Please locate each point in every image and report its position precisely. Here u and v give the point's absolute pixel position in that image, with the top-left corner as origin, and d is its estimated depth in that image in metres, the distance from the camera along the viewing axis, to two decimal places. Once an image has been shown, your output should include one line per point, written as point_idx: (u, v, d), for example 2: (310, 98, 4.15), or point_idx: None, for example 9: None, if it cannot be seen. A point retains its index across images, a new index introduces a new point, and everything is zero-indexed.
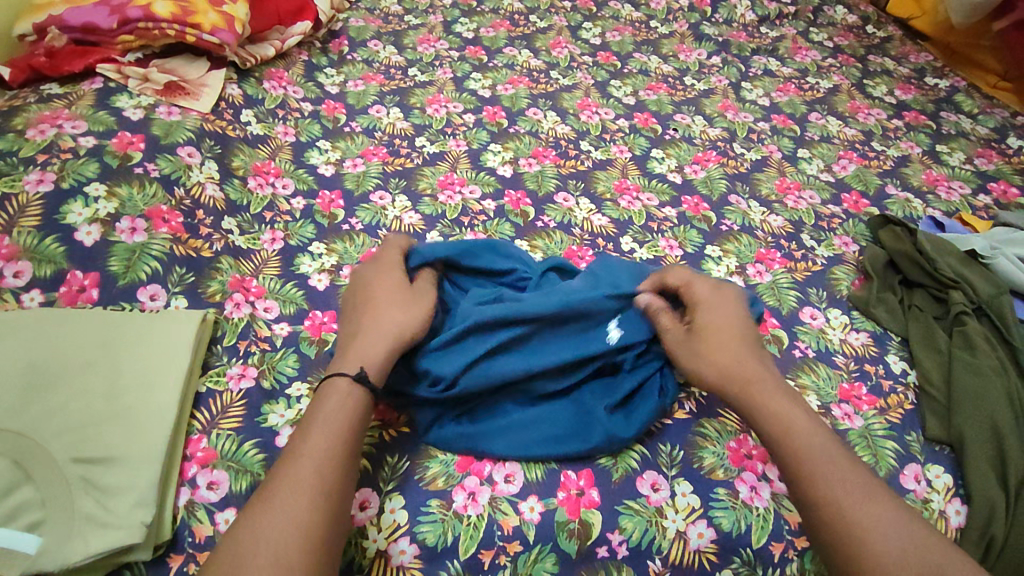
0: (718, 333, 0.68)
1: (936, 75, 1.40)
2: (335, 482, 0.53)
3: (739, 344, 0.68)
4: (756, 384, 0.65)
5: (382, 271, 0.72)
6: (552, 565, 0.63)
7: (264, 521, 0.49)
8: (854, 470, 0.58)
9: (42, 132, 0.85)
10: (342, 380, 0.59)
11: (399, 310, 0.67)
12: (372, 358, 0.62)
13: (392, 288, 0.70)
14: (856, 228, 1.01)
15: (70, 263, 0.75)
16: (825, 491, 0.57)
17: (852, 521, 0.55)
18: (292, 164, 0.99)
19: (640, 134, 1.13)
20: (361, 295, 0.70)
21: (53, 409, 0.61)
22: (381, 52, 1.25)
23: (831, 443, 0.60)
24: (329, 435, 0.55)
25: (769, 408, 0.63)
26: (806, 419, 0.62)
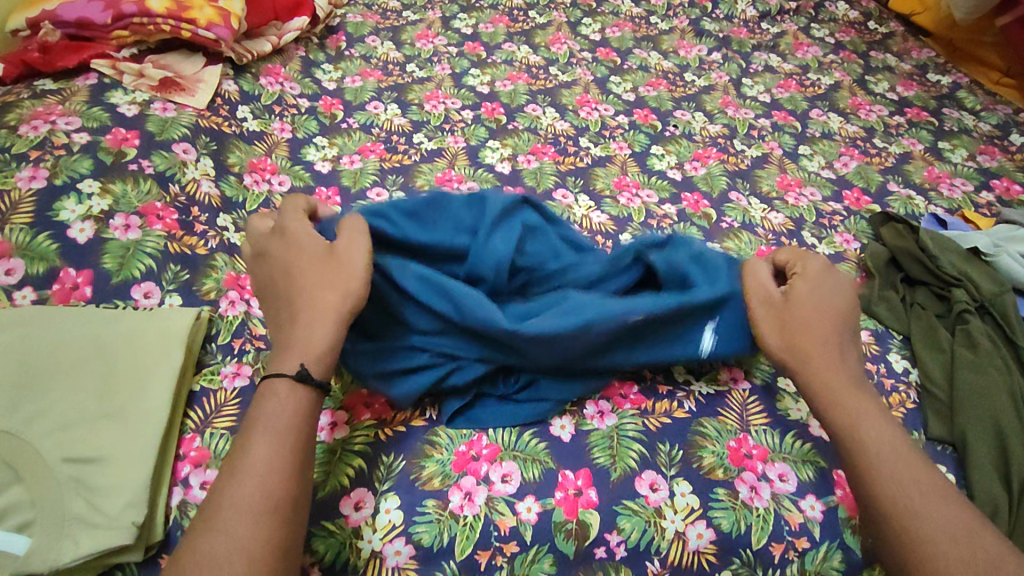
0: (813, 311, 0.67)
1: (939, 72, 1.39)
2: (281, 489, 0.52)
3: (831, 328, 0.67)
4: (828, 373, 0.64)
5: (293, 245, 0.66)
6: (550, 566, 0.62)
7: (208, 543, 0.48)
8: (922, 468, 0.58)
9: (35, 128, 0.84)
10: (281, 383, 0.57)
11: (325, 288, 0.62)
12: (311, 351, 0.59)
13: (310, 267, 0.64)
14: (857, 226, 1.00)
15: (63, 261, 0.74)
16: (888, 491, 0.57)
17: (914, 524, 0.55)
18: (289, 160, 0.98)
19: (640, 130, 1.12)
20: (279, 280, 0.64)
21: (43, 408, 0.61)
22: (379, 47, 1.24)
23: (898, 440, 0.60)
24: (269, 444, 0.53)
25: (841, 401, 0.62)
26: (876, 416, 0.62)
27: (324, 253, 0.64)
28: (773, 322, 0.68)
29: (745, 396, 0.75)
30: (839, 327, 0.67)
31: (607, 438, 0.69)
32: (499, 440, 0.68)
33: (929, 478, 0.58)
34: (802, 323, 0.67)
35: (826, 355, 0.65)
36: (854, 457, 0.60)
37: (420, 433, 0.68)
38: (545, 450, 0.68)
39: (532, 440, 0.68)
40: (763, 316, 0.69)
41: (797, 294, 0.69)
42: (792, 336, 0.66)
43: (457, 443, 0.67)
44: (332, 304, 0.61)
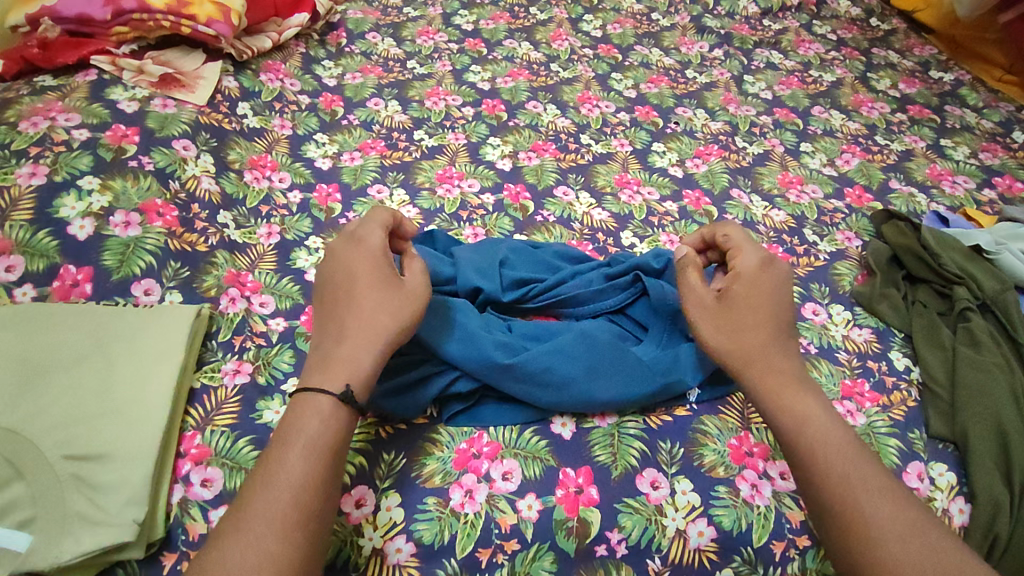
0: (748, 307, 0.67)
1: (941, 69, 1.38)
2: (312, 501, 0.52)
3: (771, 324, 0.66)
4: (773, 376, 0.64)
5: (363, 254, 0.66)
6: (550, 564, 0.62)
7: (234, 555, 0.48)
8: (870, 469, 0.59)
9: (34, 124, 0.84)
10: (324, 400, 0.56)
11: (383, 313, 0.62)
12: (357, 375, 0.58)
13: (376, 284, 0.64)
14: (859, 223, 1.00)
15: (63, 258, 0.74)
16: (839, 494, 0.57)
17: (867, 525, 0.55)
18: (289, 157, 0.98)
19: (641, 127, 1.12)
20: (341, 285, 0.64)
21: (44, 405, 0.61)
22: (379, 44, 1.23)
23: (848, 442, 0.60)
24: (306, 459, 0.53)
25: (787, 401, 0.63)
26: (822, 416, 0.62)
27: (394, 282, 0.64)
28: (710, 319, 0.67)
29: None
30: (779, 323, 0.67)
31: (607, 436, 0.69)
32: (500, 437, 0.68)
33: (877, 476, 0.58)
34: (738, 320, 0.66)
35: (766, 351, 0.65)
36: (804, 460, 0.60)
37: (421, 432, 0.68)
38: (546, 448, 0.68)
39: (533, 437, 0.68)
40: (699, 315, 0.67)
41: (735, 290, 0.68)
42: (731, 335, 0.65)
43: (458, 440, 0.67)
44: (385, 331, 0.61)
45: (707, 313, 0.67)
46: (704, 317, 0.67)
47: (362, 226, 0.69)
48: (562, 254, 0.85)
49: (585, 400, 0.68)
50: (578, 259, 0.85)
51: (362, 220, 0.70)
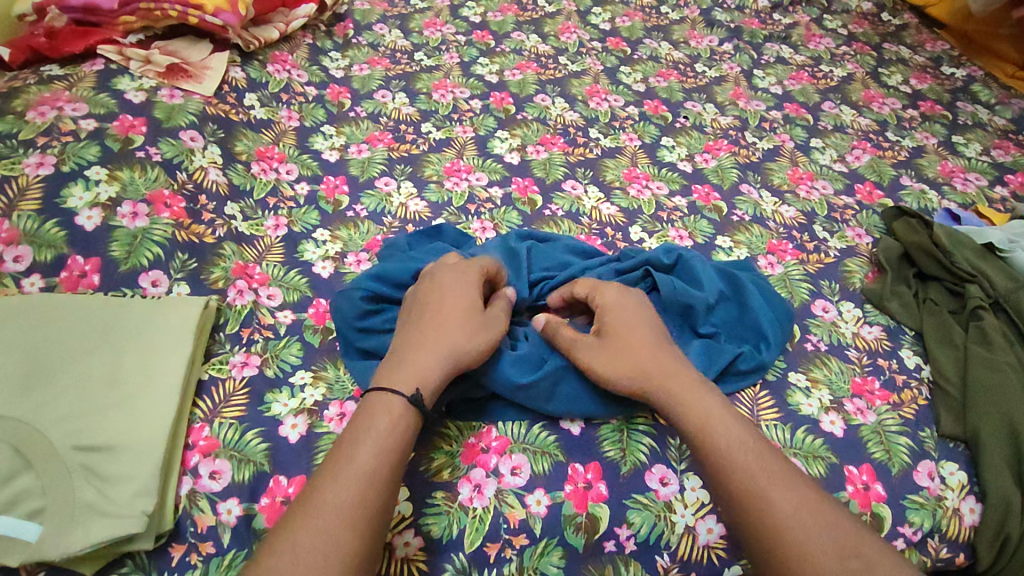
0: (630, 334, 0.66)
1: (953, 65, 1.37)
2: (379, 497, 0.52)
3: (653, 346, 0.66)
4: (673, 380, 0.63)
5: (460, 275, 0.68)
6: (559, 559, 0.62)
7: (303, 537, 0.48)
8: (769, 458, 0.57)
9: (41, 114, 0.83)
10: (397, 398, 0.57)
11: (461, 334, 0.63)
12: (426, 380, 0.59)
13: (467, 305, 0.65)
14: (869, 220, 0.99)
15: (70, 248, 0.74)
16: (742, 485, 0.55)
17: (773, 517, 0.53)
18: (296, 149, 0.98)
19: (650, 121, 1.11)
20: (434, 296, 0.66)
21: (53, 396, 0.60)
22: (387, 36, 1.22)
23: (748, 434, 0.59)
24: (376, 454, 0.53)
25: (686, 400, 0.61)
26: (721, 411, 0.60)
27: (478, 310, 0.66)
28: (600, 350, 0.66)
29: (756, 391, 0.75)
30: (660, 342, 0.66)
31: (616, 432, 0.69)
32: (508, 432, 0.68)
33: (779, 465, 0.57)
34: (626, 351, 0.65)
35: (662, 365, 0.64)
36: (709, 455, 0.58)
37: (431, 425, 0.67)
38: (554, 443, 0.67)
39: (542, 432, 0.68)
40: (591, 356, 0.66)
41: (610, 324, 0.67)
42: (620, 366, 0.64)
43: (466, 434, 0.67)
44: (461, 351, 0.62)
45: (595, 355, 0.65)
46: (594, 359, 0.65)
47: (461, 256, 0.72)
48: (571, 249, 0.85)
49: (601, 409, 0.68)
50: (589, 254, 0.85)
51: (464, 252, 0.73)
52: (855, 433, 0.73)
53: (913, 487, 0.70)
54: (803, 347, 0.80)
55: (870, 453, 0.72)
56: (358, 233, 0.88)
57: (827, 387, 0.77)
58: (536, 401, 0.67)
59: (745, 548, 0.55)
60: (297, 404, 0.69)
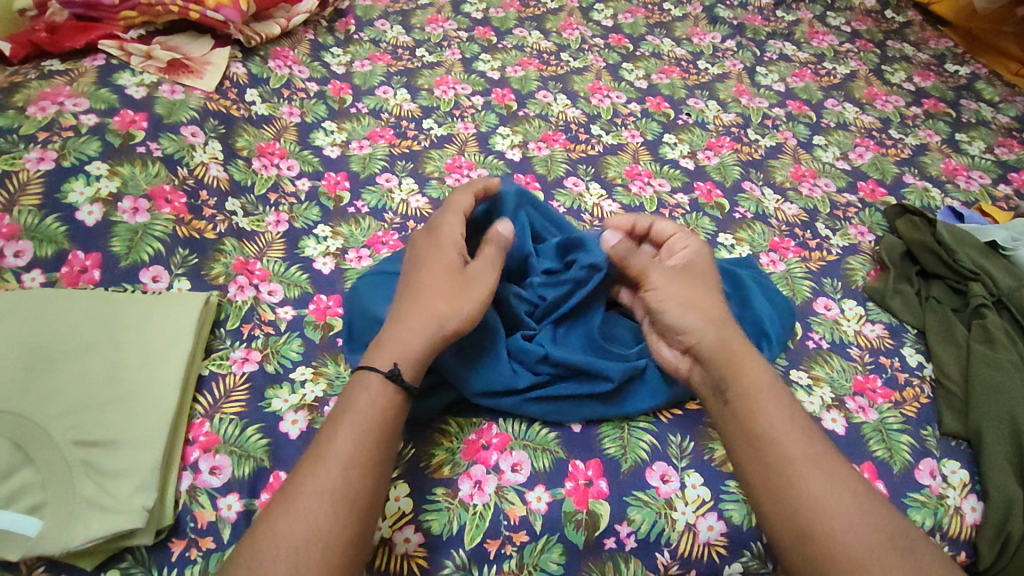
0: (703, 288, 0.68)
1: (957, 62, 1.37)
2: (360, 480, 0.51)
3: (720, 306, 0.67)
4: (736, 342, 0.64)
5: (437, 242, 0.67)
6: (559, 555, 0.62)
7: (284, 525, 0.48)
8: (813, 436, 0.58)
9: (42, 109, 0.83)
10: (374, 376, 0.56)
11: (440, 299, 0.61)
12: (407, 353, 0.58)
13: (449, 270, 0.64)
14: (872, 218, 0.99)
15: (71, 243, 0.73)
16: (790, 455, 0.56)
17: (812, 488, 0.54)
18: (298, 145, 0.97)
19: (652, 118, 1.11)
20: (415, 269, 0.65)
21: (53, 391, 0.60)
22: (389, 32, 1.22)
23: (797, 412, 0.60)
24: (355, 437, 0.53)
25: (744, 364, 0.62)
26: (772, 384, 0.61)
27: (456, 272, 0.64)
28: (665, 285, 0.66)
29: None
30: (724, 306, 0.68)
31: (617, 429, 0.69)
32: (509, 429, 0.68)
33: (824, 447, 0.58)
34: (699, 301, 0.66)
35: (723, 325, 0.65)
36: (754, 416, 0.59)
37: (431, 421, 0.67)
38: (555, 440, 0.67)
39: (542, 430, 0.68)
40: (665, 292, 0.66)
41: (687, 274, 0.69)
42: (692, 309, 0.65)
43: (467, 431, 0.67)
44: (440, 317, 0.60)
45: (670, 294, 0.66)
46: (668, 297, 0.66)
47: (439, 216, 0.70)
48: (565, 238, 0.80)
49: (600, 412, 0.68)
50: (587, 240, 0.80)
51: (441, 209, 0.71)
52: (857, 431, 0.73)
53: (915, 485, 0.70)
54: (804, 345, 0.80)
55: (871, 451, 0.71)
56: (358, 229, 0.88)
57: (828, 384, 0.77)
58: (536, 406, 0.67)
59: (781, 521, 0.55)
60: (297, 400, 0.69)
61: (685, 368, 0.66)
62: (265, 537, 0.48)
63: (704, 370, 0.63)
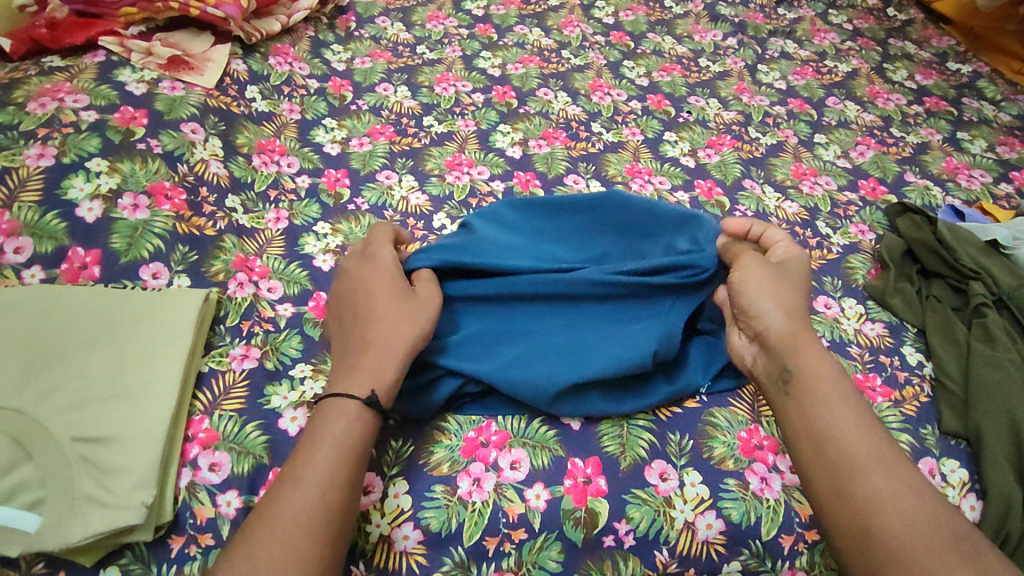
0: (790, 283, 0.69)
1: (959, 61, 1.36)
2: (338, 502, 0.52)
3: (802, 304, 0.68)
4: (808, 337, 0.65)
5: (377, 271, 0.68)
6: (557, 553, 0.62)
7: (263, 549, 0.48)
8: (881, 436, 0.58)
9: (42, 105, 0.83)
10: (353, 404, 0.56)
11: (403, 321, 0.62)
12: (382, 379, 0.58)
13: (395, 293, 0.65)
14: (873, 216, 0.99)
15: (71, 240, 0.74)
16: (850, 449, 0.57)
17: (874, 487, 0.54)
18: (298, 142, 0.97)
19: (653, 116, 1.11)
20: (358, 300, 0.65)
21: (52, 387, 0.61)
22: (389, 29, 1.22)
23: (864, 411, 0.60)
24: (333, 459, 0.53)
25: (811, 358, 0.63)
26: (838, 381, 0.62)
27: (408, 294, 0.65)
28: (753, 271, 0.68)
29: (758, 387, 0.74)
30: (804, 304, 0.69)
31: (616, 427, 0.69)
32: (508, 427, 0.68)
33: (891, 448, 0.57)
34: (781, 291, 0.67)
35: (799, 318, 0.66)
36: (816, 412, 0.59)
37: (430, 419, 0.67)
38: (554, 438, 0.67)
39: (542, 427, 0.68)
40: (749, 271, 0.68)
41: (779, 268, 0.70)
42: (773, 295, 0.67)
43: (466, 429, 0.67)
44: (409, 339, 0.62)
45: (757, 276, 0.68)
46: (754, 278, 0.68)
47: (370, 245, 0.72)
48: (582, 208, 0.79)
49: (601, 410, 0.68)
50: (614, 215, 0.78)
51: (364, 245, 0.72)
52: None
53: None
54: None
55: None
56: (358, 226, 0.88)
57: None
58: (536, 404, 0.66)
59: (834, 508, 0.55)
60: (297, 397, 0.69)
61: (750, 355, 0.67)
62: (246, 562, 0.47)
63: (770, 359, 0.65)
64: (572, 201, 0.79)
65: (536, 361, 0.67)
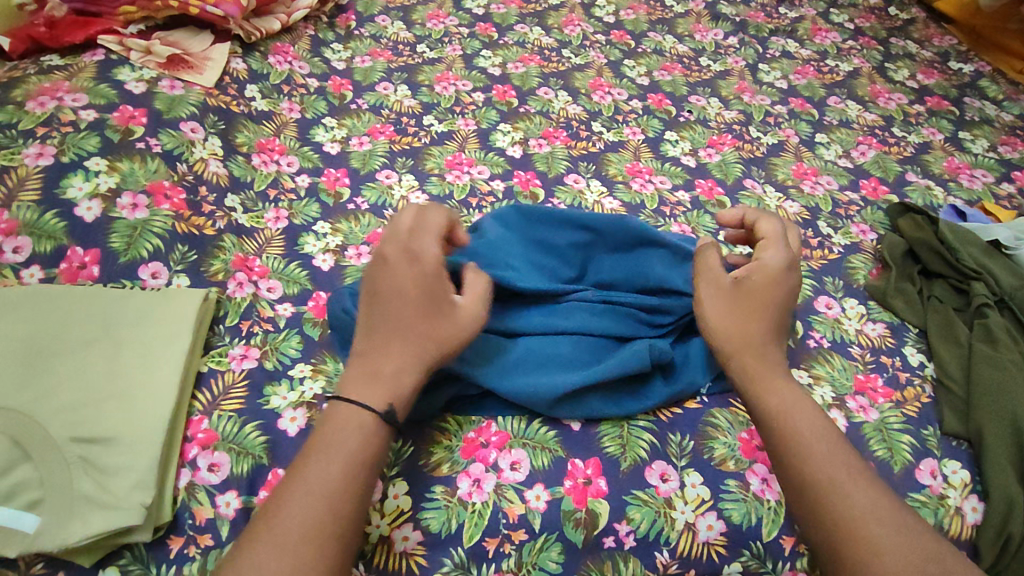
0: (761, 295, 0.65)
1: (961, 60, 1.36)
2: (348, 515, 0.51)
3: (774, 316, 0.65)
4: (772, 358, 0.64)
5: (416, 272, 0.61)
6: (558, 554, 0.61)
7: (271, 562, 0.48)
8: (848, 454, 0.58)
9: (41, 104, 0.83)
10: (368, 417, 0.55)
11: (434, 343, 0.60)
12: (400, 396, 0.57)
13: (433, 306, 0.60)
14: (874, 216, 0.99)
15: (70, 240, 0.73)
16: (822, 473, 0.56)
17: (850, 507, 0.54)
18: (297, 141, 0.97)
19: (654, 115, 1.10)
20: (392, 300, 0.60)
21: (50, 388, 0.60)
22: (389, 27, 1.21)
23: (830, 429, 0.60)
24: (345, 471, 0.53)
25: (774, 381, 0.62)
26: (805, 400, 0.62)
27: (446, 307, 0.61)
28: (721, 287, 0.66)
29: None
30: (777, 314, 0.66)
31: (616, 427, 0.68)
32: (508, 427, 0.67)
33: (858, 464, 0.57)
34: (746, 310, 0.65)
35: (764, 339, 0.64)
36: (788, 428, 0.59)
37: (430, 419, 0.67)
38: (555, 439, 0.67)
39: (542, 428, 0.68)
40: (707, 297, 0.66)
41: (746, 281, 0.66)
42: (734, 319, 0.64)
43: (466, 430, 0.67)
44: (434, 360, 0.60)
45: (714, 301, 0.65)
46: (712, 304, 0.65)
47: (416, 225, 0.64)
48: (590, 227, 0.77)
49: (600, 412, 0.68)
50: (621, 240, 0.77)
51: (411, 228, 0.64)
52: (858, 431, 0.72)
53: (916, 485, 0.70)
54: (806, 344, 0.80)
55: (872, 451, 0.71)
56: (358, 226, 0.87)
57: (829, 383, 0.76)
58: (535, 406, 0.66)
59: (816, 537, 0.55)
60: (296, 397, 0.69)
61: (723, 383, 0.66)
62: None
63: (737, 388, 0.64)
64: (578, 217, 0.77)
65: (538, 369, 0.68)
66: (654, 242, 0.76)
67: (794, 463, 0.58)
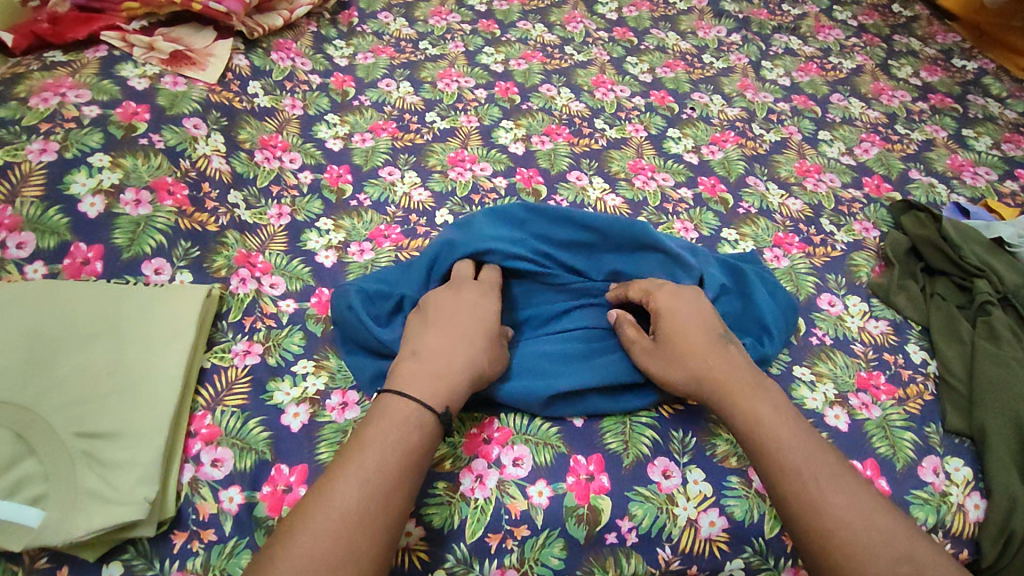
0: (684, 338, 0.65)
1: (964, 57, 1.35)
2: (396, 508, 0.52)
3: (713, 345, 0.65)
4: (728, 381, 0.62)
5: (480, 298, 0.68)
6: (560, 550, 0.61)
7: (325, 542, 0.48)
8: (823, 460, 0.57)
9: (45, 100, 0.83)
10: (428, 415, 0.57)
11: (487, 358, 0.64)
12: (455, 400, 0.60)
13: (491, 330, 0.65)
14: (877, 214, 0.99)
15: (74, 236, 0.73)
16: (796, 488, 0.55)
17: (827, 519, 0.53)
18: (300, 138, 0.97)
19: (656, 112, 1.10)
20: (456, 319, 0.65)
21: (55, 383, 0.60)
22: (392, 24, 1.21)
23: (800, 436, 0.59)
24: (400, 463, 0.53)
25: (739, 402, 0.61)
26: (775, 411, 0.60)
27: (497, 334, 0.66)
28: (647, 340, 0.66)
29: None
30: (714, 340, 0.65)
31: (619, 424, 0.69)
32: (511, 424, 0.68)
33: (833, 471, 0.56)
34: (681, 354, 0.64)
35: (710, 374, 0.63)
36: (759, 438, 0.59)
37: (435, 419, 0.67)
38: (557, 435, 0.67)
39: (545, 425, 0.68)
40: (645, 359, 0.66)
41: (664, 331, 0.66)
42: (676, 366, 0.64)
43: (469, 426, 0.67)
44: (484, 373, 0.63)
45: (650, 360, 0.65)
46: (651, 363, 0.65)
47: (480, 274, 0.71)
48: (590, 226, 0.77)
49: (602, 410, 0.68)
50: (620, 241, 0.77)
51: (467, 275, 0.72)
52: (860, 428, 0.73)
53: (918, 482, 0.70)
54: (808, 341, 0.80)
55: (874, 448, 0.71)
56: (361, 223, 0.87)
57: (832, 380, 0.76)
58: (537, 406, 0.67)
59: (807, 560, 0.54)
60: (299, 393, 0.69)
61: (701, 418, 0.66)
62: (306, 558, 0.47)
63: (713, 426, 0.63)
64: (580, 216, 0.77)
65: (539, 369, 0.68)
66: (655, 247, 0.76)
67: (766, 474, 0.57)
